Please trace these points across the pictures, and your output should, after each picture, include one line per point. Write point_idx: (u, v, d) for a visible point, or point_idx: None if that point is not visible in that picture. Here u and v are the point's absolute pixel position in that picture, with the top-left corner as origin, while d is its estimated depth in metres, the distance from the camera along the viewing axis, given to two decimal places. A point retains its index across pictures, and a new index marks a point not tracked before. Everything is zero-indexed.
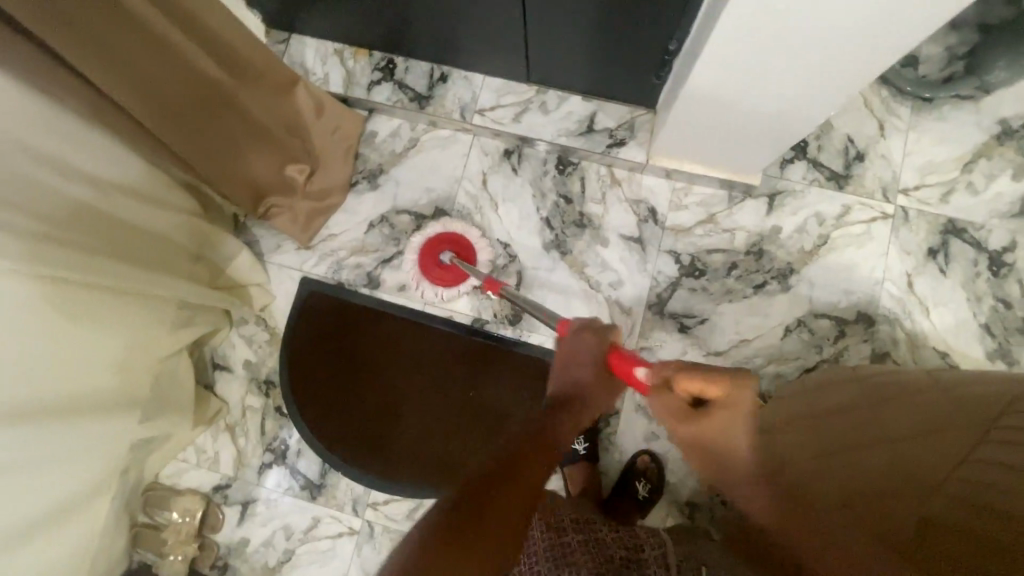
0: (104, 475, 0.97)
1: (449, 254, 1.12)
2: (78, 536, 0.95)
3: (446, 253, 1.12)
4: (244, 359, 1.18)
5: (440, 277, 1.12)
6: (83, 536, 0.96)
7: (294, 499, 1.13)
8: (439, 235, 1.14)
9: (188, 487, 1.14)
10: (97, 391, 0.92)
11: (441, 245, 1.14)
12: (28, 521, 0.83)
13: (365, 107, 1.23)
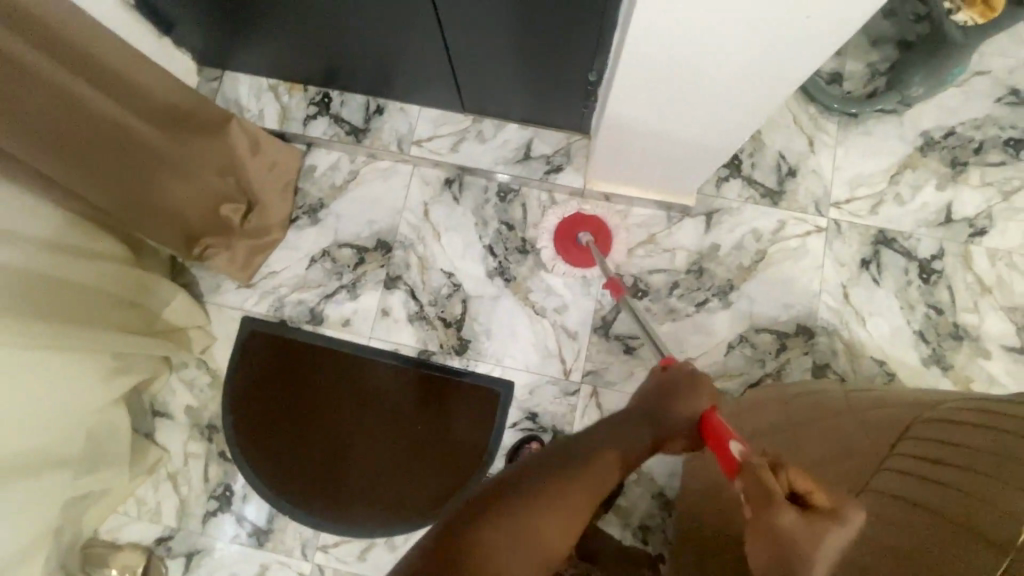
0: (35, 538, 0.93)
1: (586, 237, 1.11)
2: None
3: (585, 235, 1.11)
4: (186, 404, 1.15)
5: (574, 258, 1.12)
6: None
7: (241, 546, 1.10)
8: (580, 216, 1.12)
9: (129, 541, 1.11)
10: (27, 453, 0.88)
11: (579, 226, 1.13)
12: None
13: (302, 142, 1.22)
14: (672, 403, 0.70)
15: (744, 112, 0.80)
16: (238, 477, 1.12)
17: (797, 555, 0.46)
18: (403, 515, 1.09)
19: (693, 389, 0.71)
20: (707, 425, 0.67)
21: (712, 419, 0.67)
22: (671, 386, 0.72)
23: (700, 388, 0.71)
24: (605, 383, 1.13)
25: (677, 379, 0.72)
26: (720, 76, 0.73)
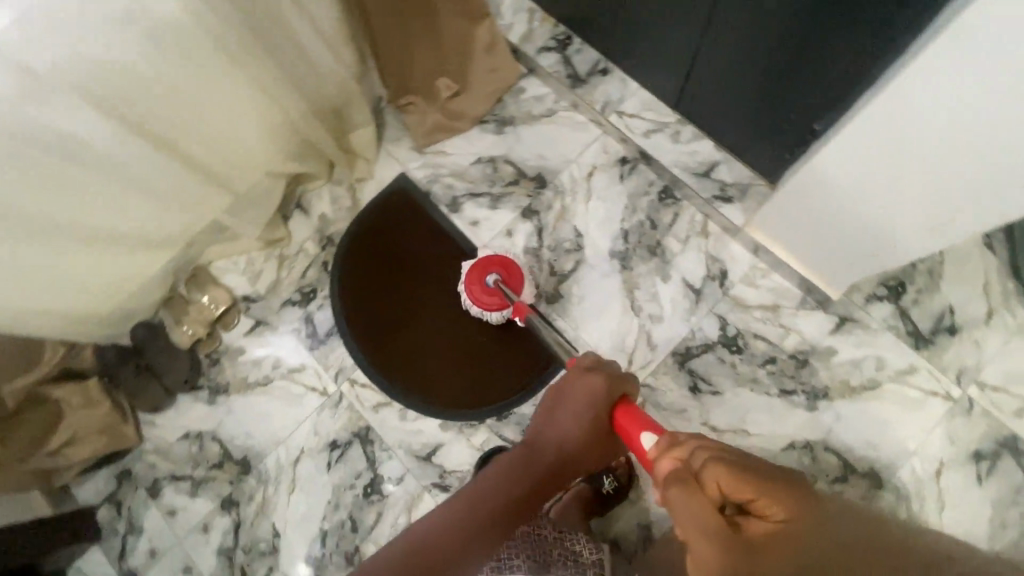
0: (175, 230, 1.14)
1: (496, 278, 1.11)
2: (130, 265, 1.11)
3: (493, 276, 1.11)
4: (323, 212, 1.32)
5: (483, 300, 1.12)
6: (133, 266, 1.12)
7: (296, 339, 1.24)
8: (486, 259, 1.12)
9: (226, 284, 1.30)
10: (205, 163, 1.07)
11: (488, 267, 1.13)
12: (106, 223, 0.99)
13: (527, 65, 1.33)
14: (576, 406, 0.93)
15: (936, 191, 0.76)
16: (325, 288, 1.27)
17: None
18: (425, 398, 1.18)
19: (594, 383, 0.92)
20: (617, 413, 0.88)
21: (621, 411, 0.87)
22: (581, 380, 0.94)
23: (595, 382, 0.92)
24: (655, 402, 1.14)
25: (582, 375, 0.95)
26: (898, 146, 0.73)
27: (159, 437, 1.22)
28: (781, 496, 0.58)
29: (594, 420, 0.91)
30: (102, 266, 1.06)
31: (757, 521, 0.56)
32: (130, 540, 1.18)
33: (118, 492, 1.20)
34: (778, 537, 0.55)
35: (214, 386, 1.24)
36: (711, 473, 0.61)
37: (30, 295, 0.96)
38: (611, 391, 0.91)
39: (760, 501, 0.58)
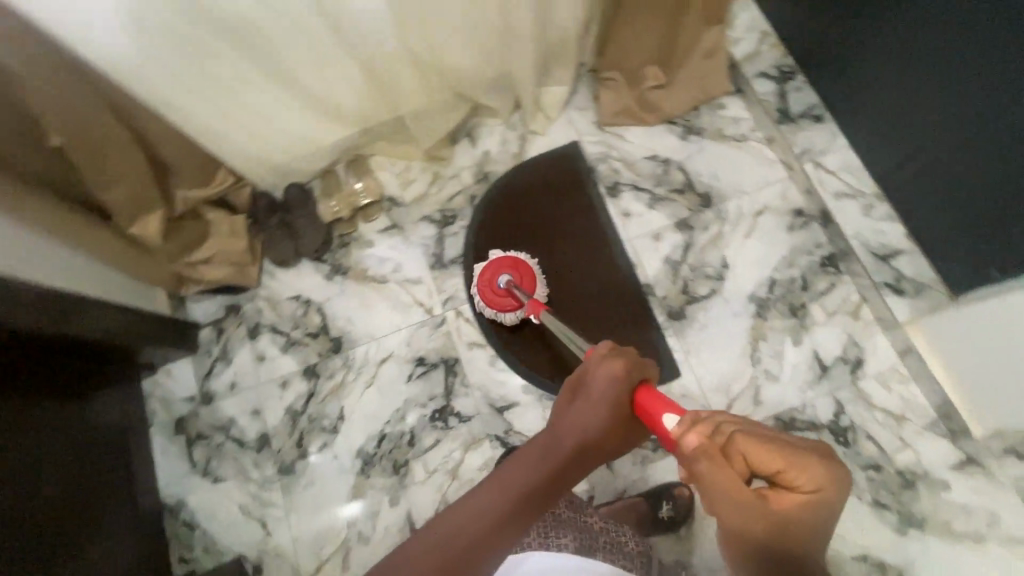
0: (364, 110, 1.22)
1: (507, 278, 1.13)
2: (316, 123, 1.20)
3: (505, 277, 1.13)
4: (489, 149, 1.35)
5: (497, 303, 1.13)
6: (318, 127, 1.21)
7: (422, 254, 1.29)
8: (496, 261, 1.15)
9: (379, 179, 1.35)
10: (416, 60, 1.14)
11: (500, 269, 1.15)
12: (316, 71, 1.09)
13: (737, 85, 1.29)
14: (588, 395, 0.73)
15: None
16: (465, 219, 1.30)
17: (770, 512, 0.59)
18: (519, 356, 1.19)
19: (616, 367, 0.73)
20: (640, 398, 0.71)
21: (643, 394, 0.71)
22: (600, 364, 0.75)
23: (616, 365, 0.73)
24: None
25: (605, 361, 0.75)
26: None
27: (273, 289, 1.30)
28: (804, 461, 0.60)
29: (616, 411, 0.72)
30: (296, 111, 1.16)
31: (785, 489, 0.60)
32: (218, 365, 1.27)
33: (223, 321, 1.29)
34: (803, 502, 0.60)
35: (335, 265, 1.30)
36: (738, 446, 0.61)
37: (239, 108, 1.08)
38: (620, 371, 0.73)
39: (783, 470, 0.60)
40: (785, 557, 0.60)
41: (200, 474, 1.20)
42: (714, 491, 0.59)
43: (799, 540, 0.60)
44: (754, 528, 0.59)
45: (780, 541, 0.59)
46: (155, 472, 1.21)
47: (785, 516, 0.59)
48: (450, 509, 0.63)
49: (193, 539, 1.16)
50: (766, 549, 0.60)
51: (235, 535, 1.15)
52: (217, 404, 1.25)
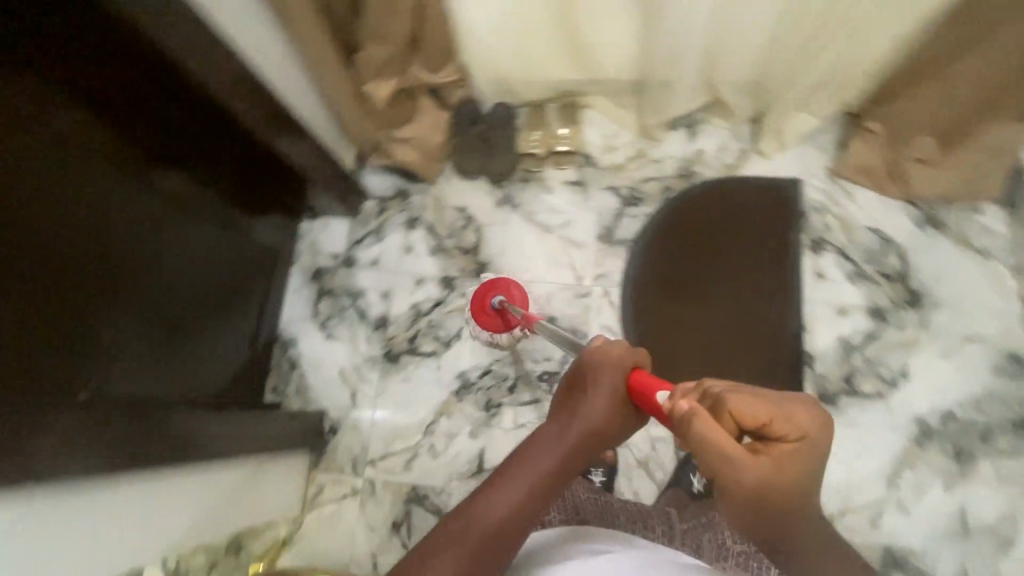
0: (613, 60, 1.18)
1: (500, 298, 1.10)
2: (562, 54, 1.19)
3: (498, 297, 1.11)
4: (707, 148, 1.26)
5: (489, 323, 1.12)
6: (562, 57, 1.20)
7: (595, 222, 1.25)
8: (489, 283, 1.12)
9: (583, 132, 1.31)
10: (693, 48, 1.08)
11: (489, 292, 1.13)
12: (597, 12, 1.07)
13: (1009, 196, 1.13)
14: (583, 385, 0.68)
15: None
16: (651, 207, 1.24)
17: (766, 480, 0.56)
18: None
19: (604, 355, 0.67)
20: (637, 385, 0.65)
21: (638, 382, 0.64)
22: (595, 356, 0.68)
23: (613, 352, 0.67)
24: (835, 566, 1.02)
25: (596, 356, 0.68)
26: None
27: (444, 192, 1.32)
28: (791, 413, 0.57)
29: (615, 403, 0.65)
30: (555, 37, 1.15)
31: (777, 443, 0.57)
32: (369, 238, 1.31)
33: (389, 200, 1.32)
34: (793, 454, 0.57)
35: (509, 195, 1.29)
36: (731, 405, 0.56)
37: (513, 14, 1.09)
38: (614, 359, 0.67)
39: (771, 423, 0.57)
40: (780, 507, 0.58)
41: (317, 325, 1.27)
42: (711, 458, 0.55)
43: (793, 492, 0.57)
44: (756, 484, 0.55)
45: (776, 494, 0.57)
46: (280, 304, 1.28)
47: (781, 471, 0.56)
48: (454, 520, 0.64)
49: (289, 377, 1.24)
50: (763, 502, 0.57)
51: (326, 392, 1.22)
52: (354, 271, 1.29)
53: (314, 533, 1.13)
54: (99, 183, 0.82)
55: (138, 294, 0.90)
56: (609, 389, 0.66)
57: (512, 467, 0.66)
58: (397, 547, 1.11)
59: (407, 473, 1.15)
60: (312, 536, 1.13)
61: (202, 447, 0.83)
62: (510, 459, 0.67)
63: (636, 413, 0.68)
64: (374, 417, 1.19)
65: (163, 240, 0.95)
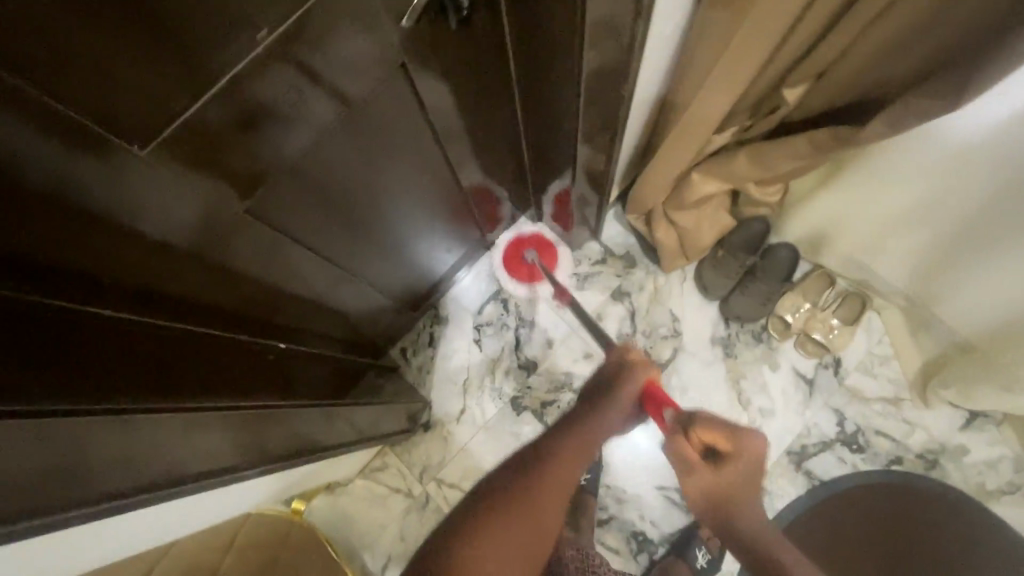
0: (967, 314, 0.96)
1: (533, 254, 1.23)
2: (915, 265, 0.98)
3: (530, 251, 1.23)
4: (973, 451, 1.03)
5: (519, 271, 1.23)
6: (910, 266, 0.99)
7: (796, 434, 1.07)
8: (523, 236, 1.24)
9: (852, 335, 1.10)
10: None
11: (526, 244, 1.24)
12: (1002, 277, 0.86)
13: None
14: (612, 386, 0.70)
15: None
16: (865, 464, 1.05)
17: (722, 494, 0.63)
18: None
19: (626, 363, 0.72)
20: (651, 389, 0.69)
21: (648, 386, 0.69)
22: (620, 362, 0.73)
23: (636, 360, 0.73)
24: None
25: (615, 370, 0.72)
26: None
27: (669, 289, 1.19)
28: (739, 434, 0.61)
29: (637, 405, 0.70)
30: (926, 252, 0.95)
31: (727, 461, 0.61)
32: (571, 279, 1.22)
33: (613, 257, 1.21)
34: (735, 463, 0.61)
35: (730, 341, 1.14)
36: (693, 426, 0.63)
37: (907, 210, 0.90)
38: (644, 367, 0.72)
39: (721, 440, 0.62)
40: (728, 517, 0.63)
41: (472, 323, 1.22)
42: (675, 466, 0.65)
43: (737, 493, 0.62)
44: (700, 488, 0.62)
45: (725, 503, 0.63)
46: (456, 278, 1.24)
47: (719, 482, 0.62)
48: (489, 507, 0.56)
49: (421, 351, 1.22)
50: (715, 507, 0.63)
51: (441, 389, 1.19)
52: (537, 301, 1.22)
53: (359, 500, 1.14)
54: (420, 143, 0.77)
55: (369, 228, 0.84)
56: (635, 393, 0.70)
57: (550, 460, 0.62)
58: None
59: None
60: (352, 504, 1.14)
61: (333, 450, 0.84)
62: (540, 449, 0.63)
63: (640, 418, 0.72)
64: (467, 443, 1.16)
65: (412, 200, 0.89)
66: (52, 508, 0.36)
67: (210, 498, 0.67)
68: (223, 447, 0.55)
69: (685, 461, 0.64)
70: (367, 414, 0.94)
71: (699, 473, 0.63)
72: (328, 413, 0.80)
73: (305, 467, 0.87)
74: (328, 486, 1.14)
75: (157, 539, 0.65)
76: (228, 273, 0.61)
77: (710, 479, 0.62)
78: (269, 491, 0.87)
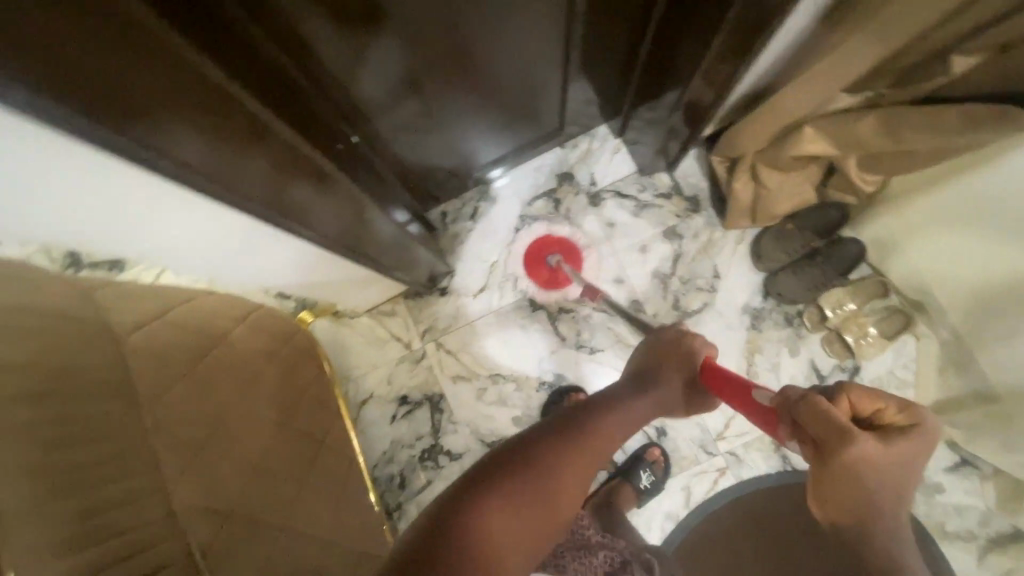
0: (990, 365, 0.93)
1: (558, 256, 1.17)
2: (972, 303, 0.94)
3: (555, 255, 1.17)
4: (948, 492, 1.04)
5: (545, 277, 1.18)
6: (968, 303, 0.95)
7: None
8: (549, 239, 1.19)
9: (882, 349, 1.09)
10: None
11: (551, 246, 1.19)
12: None
13: None
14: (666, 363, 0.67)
15: None
16: None
17: (880, 476, 0.44)
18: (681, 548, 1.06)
19: (687, 343, 0.68)
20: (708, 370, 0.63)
21: (706, 363, 0.64)
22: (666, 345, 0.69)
23: (694, 339, 0.68)
24: None
25: (669, 343, 0.69)
26: None
27: (722, 245, 1.16)
28: (911, 408, 0.47)
29: (684, 383, 0.66)
30: (984, 291, 0.91)
31: (898, 433, 0.45)
32: (630, 202, 1.19)
33: (679, 195, 1.18)
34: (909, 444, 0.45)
35: (761, 314, 1.13)
36: (849, 391, 0.48)
37: (985, 240, 0.85)
38: (704, 349, 0.67)
39: (888, 411, 0.47)
40: (874, 499, 0.44)
41: (519, 211, 1.21)
42: (812, 429, 0.46)
43: (897, 486, 0.44)
44: (863, 455, 0.43)
45: (878, 488, 0.44)
46: (507, 167, 1.21)
47: (890, 457, 0.44)
48: (515, 454, 0.52)
49: (461, 221, 1.22)
50: (867, 491, 0.44)
51: (468, 263, 1.20)
52: (590, 211, 1.20)
53: (361, 334, 1.18)
54: None
55: (464, 65, 0.83)
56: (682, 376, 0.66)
57: (571, 434, 0.56)
58: (389, 415, 1.15)
59: (448, 381, 1.16)
60: (354, 336, 1.18)
61: (350, 250, 0.82)
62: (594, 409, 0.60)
63: (697, 398, 0.67)
64: (476, 320, 1.18)
65: (515, 48, 0.85)
66: (113, 131, 0.39)
67: (161, 211, 0.58)
68: (280, 188, 0.59)
69: (836, 421, 0.45)
70: (393, 238, 0.94)
71: (855, 443, 0.43)
72: (361, 207, 0.78)
73: (288, 251, 0.80)
74: (336, 312, 1.18)
75: (93, 210, 0.55)
76: (332, 28, 0.60)
77: (871, 455, 0.44)
78: (243, 262, 0.80)
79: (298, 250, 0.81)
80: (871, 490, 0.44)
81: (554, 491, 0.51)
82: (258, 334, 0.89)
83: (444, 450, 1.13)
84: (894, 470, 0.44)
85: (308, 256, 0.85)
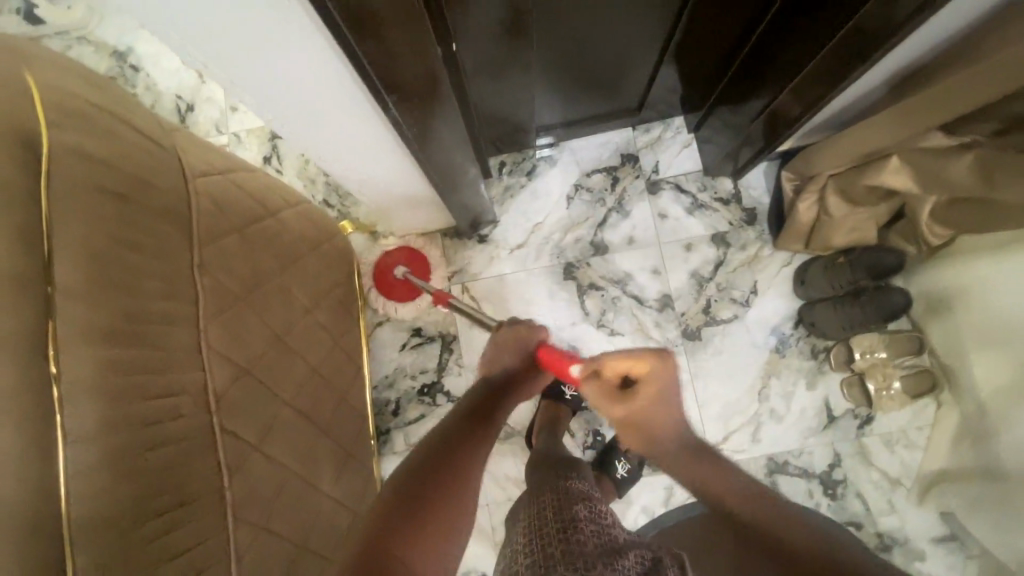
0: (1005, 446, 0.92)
1: (403, 269, 1.13)
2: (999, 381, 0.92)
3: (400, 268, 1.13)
4: (928, 562, 1.03)
5: (395, 292, 1.13)
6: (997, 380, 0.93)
7: (788, 447, 1.09)
8: (389, 257, 1.14)
9: (901, 406, 1.07)
10: None
11: (398, 259, 1.14)
12: None
13: None
14: (512, 350, 0.75)
15: None
16: (828, 509, 1.06)
17: (640, 424, 0.60)
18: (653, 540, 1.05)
19: (518, 332, 0.76)
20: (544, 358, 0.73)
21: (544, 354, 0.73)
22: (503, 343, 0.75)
23: (520, 332, 0.76)
24: None
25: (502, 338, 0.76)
26: None
27: (766, 264, 1.15)
28: (650, 357, 0.59)
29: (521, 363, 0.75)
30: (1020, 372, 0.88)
31: (643, 386, 0.59)
32: (687, 199, 1.18)
33: (737, 204, 1.17)
34: (654, 390, 0.59)
35: (787, 341, 1.12)
36: (601, 360, 0.61)
37: None
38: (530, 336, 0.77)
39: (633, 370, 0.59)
40: (656, 445, 0.59)
41: (575, 180, 1.21)
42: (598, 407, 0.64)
43: (665, 424, 0.59)
44: (621, 419, 0.61)
45: (652, 434, 0.59)
46: (559, 139, 1.21)
47: (648, 410, 0.60)
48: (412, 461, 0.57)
49: (516, 175, 1.22)
50: (648, 444, 0.60)
51: (512, 217, 1.20)
52: (644, 198, 1.19)
53: None
54: None
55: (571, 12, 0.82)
56: (516, 358, 0.75)
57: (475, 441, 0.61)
58: (399, 342, 1.17)
59: (464, 327, 1.16)
60: None
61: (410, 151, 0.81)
62: (455, 441, 0.59)
63: (533, 372, 0.77)
64: (506, 274, 1.18)
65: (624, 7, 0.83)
66: None
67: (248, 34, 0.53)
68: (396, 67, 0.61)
69: (601, 398, 0.63)
70: (450, 170, 0.94)
71: (616, 413, 0.62)
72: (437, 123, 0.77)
73: (353, 117, 0.73)
74: (373, 232, 1.19)
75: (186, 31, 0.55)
76: None
77: (635, 413, 0.60)
78: (303, 129, 0.75)
79: (361, 138, 0.79)
80: (665, 428, 0.59)
81: (455, 514, 0.54)
82: (305, 222, 0.90)
83: (444, 389, 1.15)
84: (655, 423, 0.59)
85: (372, 129, 0.78)
